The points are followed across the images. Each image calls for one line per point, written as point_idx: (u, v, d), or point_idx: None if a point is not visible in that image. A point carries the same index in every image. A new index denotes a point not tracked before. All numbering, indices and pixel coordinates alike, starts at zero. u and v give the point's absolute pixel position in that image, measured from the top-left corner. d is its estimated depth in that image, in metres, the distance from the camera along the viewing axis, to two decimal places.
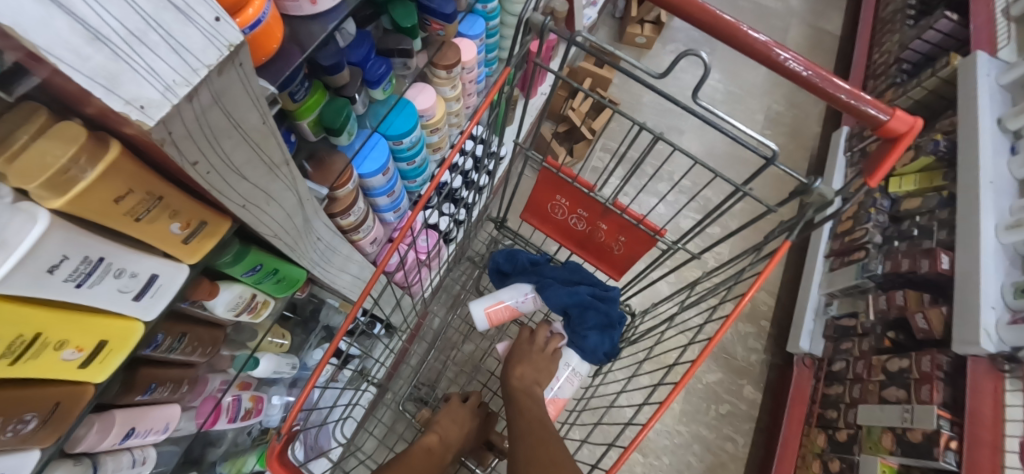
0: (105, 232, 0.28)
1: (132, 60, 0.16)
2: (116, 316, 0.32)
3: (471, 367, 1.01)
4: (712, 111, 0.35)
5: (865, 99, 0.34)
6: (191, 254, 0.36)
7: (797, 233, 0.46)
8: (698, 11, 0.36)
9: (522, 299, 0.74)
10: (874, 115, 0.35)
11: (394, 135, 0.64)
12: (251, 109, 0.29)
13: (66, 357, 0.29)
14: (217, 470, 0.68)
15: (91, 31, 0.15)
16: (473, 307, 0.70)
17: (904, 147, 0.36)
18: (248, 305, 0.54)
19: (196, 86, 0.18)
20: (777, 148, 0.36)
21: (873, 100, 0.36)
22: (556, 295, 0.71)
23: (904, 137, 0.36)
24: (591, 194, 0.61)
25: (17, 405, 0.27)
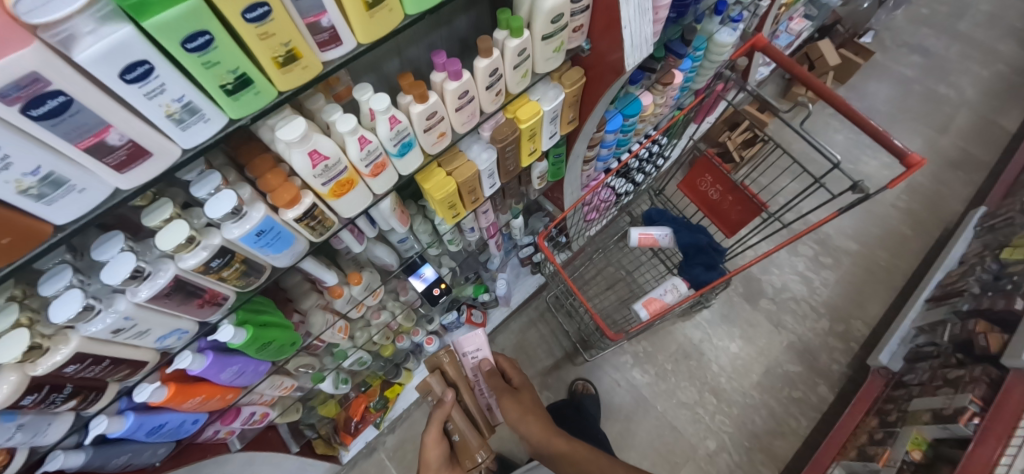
0: (565, 106, 0.78)
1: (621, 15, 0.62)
2: (542, 142, 0.81)
3: (605, 290, 1.44)
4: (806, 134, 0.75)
5: (896, 143, 0.71)
6: (566, 129, 0.85)
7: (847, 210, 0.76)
8: (819, 86, 0.76)
9: (665, 235, 1.05)
10: (900, 153, 0.71)
11: (628, 114, 1.09)
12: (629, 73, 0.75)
13: (530, 148, 0.79)
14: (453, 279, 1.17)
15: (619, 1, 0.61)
16: (631, 230, 1.05)
17: (911, 171, 0.69)
18: (542, 177, 1.00)
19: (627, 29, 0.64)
20: (838, 157, 0.75)
21: (902, 147, 0.71)
22: (683, 236, 1.03)
23: (914, 167, 0.70)
24: (728, 174, 0.93)
25: (514, 157, 0.78)
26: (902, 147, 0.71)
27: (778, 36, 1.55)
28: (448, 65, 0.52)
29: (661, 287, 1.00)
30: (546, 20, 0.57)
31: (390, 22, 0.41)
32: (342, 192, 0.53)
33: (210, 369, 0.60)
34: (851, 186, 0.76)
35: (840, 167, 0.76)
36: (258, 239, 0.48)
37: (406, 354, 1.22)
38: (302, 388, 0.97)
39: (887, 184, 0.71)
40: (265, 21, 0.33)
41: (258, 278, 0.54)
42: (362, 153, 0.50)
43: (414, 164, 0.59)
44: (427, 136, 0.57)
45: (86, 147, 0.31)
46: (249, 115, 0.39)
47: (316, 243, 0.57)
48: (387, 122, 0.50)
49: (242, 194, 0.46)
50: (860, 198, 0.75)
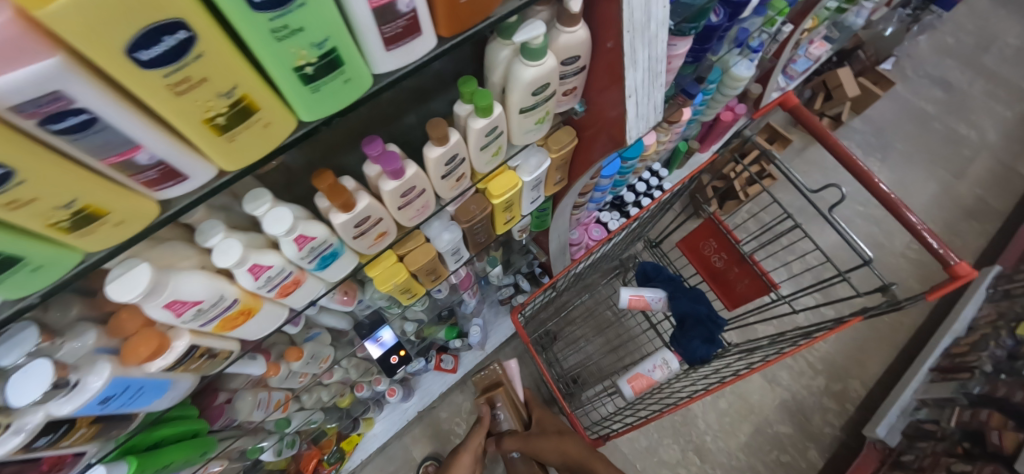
0: (551, 170, 0.65)
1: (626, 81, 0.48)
2: (519, 208, 0.67)
3: (597, 330, 1.31)
4: (836, 222, 0.61)
5: (944, 247, 0.58)
6: (551, 191, 0.72)
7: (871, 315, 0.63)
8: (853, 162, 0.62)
9: (657, 299, 0.94)
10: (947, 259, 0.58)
11: (627, 157, 0.96)
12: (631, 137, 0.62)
13: (507, 217, 0.66)
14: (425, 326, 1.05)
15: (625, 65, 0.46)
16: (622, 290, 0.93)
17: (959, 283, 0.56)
18: (524, 228, 0.87)
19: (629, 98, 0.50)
20: (871, 255, 0.60)
21: (950, 251, 0.58)
22: (680, 305, 0.92)
23: (963, 279, 0.57)
24: (736, 244, 0.82)
25: (484, 230, 0.64)
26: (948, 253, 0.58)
27: (795, 60, 1.41)
28: (385, 159, 0.38)
29: (651, 364, 0.89)
30: (525, 92, 0.43)
31: (270, 139, 0.27)
32: (236, 325, 0.40)
33: None
34: (879, 287, 0.63)
35: (870, 265, 0.62)
36: (106, 406, 0.35)
37: (367, 404, 1.11)
38: (238, 459, 0.84)
39: (927, 293, 0.58)
40: (7, 188, 0.19)
41: (126, 425, 0.41)
42: (259, 281, 0.37)
43: (344, 269, 0.46)
44: (359, 242, 0.43)
45: None
46: (38, 291, 0.25)
47: (207, 375, 0.44)
48: (289, 245, 0.37)
49: (81, 346, 0.33)
50: (889, 303, 0.62)
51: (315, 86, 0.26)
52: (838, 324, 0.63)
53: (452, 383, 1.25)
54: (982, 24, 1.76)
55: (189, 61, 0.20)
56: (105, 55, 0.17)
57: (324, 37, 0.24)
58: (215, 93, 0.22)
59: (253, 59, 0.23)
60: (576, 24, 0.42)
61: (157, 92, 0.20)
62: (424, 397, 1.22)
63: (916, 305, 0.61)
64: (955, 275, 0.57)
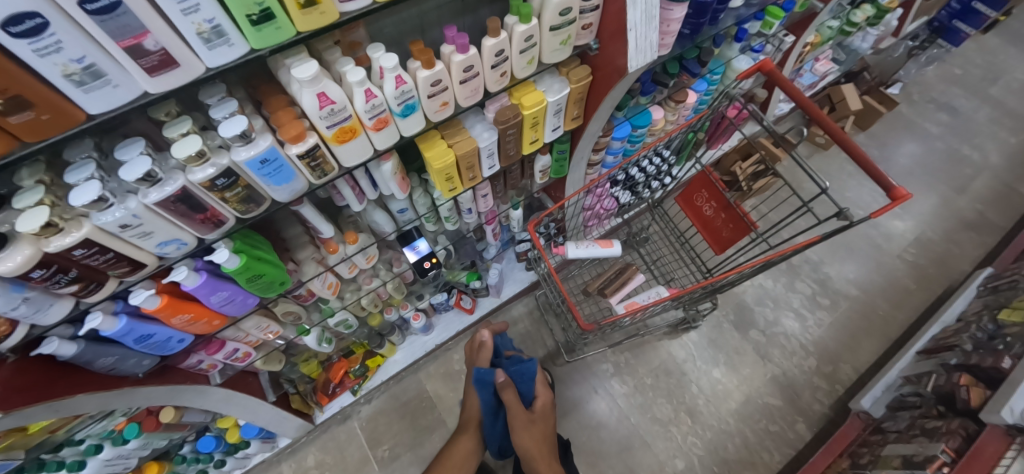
0: (572, 103, 0.82)
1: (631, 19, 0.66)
2: (543, 132, 0.84)
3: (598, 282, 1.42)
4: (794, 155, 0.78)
5: (886, 175, 0.72)
6: (570, 125, 0.89)
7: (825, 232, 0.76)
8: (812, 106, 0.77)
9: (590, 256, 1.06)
10: (888, 183, 0.72)
11: (637, 125, 1.10)
12: (636, 76, 0.79)
13: (533, 138, 0.84)
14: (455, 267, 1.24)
15: (631, 5, 0.64)
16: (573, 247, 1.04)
17: (894, 203, 0.71)
18: (544, 170, 1.02)
19: (632, 33, 0.68)
20: (824, 182, 0.76)
21: (890, 177, 0.72)
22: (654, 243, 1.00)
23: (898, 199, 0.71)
24: (724, 192, 0.95)
25: (514, 143, 0.81)
26: (889, 179, 0.72)
27: (802, 75, 1.59)
28: (457, 38, 0.57)
29: (646, 293, 1.02)
30: (554, 12, 0.61)
31: None
32: (347, 139, 0.57)
33: (202, 289, 0.65)
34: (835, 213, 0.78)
35: (827, 192, 0.78)
36: (262, 167, 0.53)
37: (393, 326, 1.27)
38: (286, 337, 1.01)
39: (870, 213, 0.73)
40: None
41: (258, 207, 0.59)
42: (366, 105, 0.55)
43: (415, 127, 0.63)
44: (429, 103, 0.61)
45: (125, 47, 0.37)
46: (269, 48, 0.44)
47: (315, 185, 0.62)
48: (390, 81, 0.55)
49: (255, 124, 0.51)
50: (843, 225, 0.77)
51: None
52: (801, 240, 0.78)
53: (470, 325, 1.40)
54: (991, 60, 1.89)
55: None
56: None
57: None
58: None
59: None
60: None
61: None
62: (443, 333, 1.37)
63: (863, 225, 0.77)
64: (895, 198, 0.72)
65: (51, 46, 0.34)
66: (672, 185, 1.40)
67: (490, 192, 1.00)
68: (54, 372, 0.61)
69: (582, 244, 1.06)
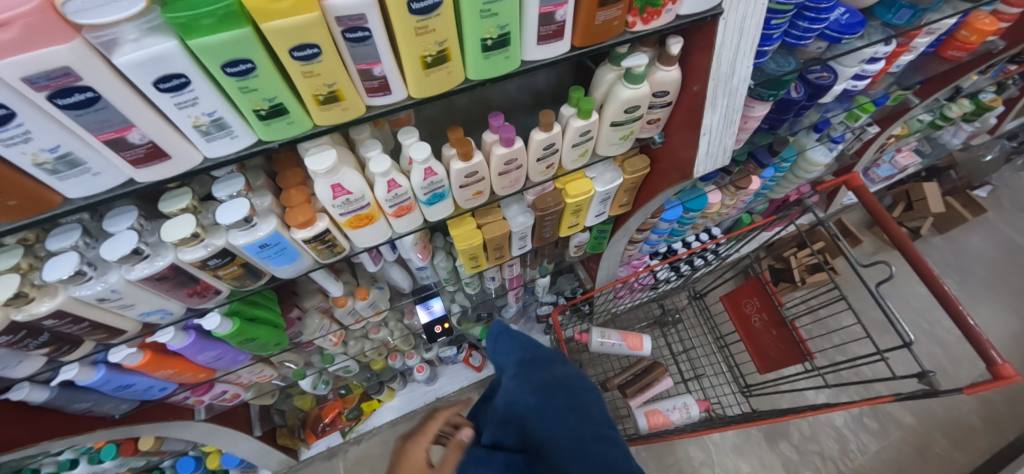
0: (621, 191, 0.73)
1: (705, 122, 0.57)
2: (583, 218, 0.75)
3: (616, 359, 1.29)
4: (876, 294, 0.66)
5: (991, 348, 0.60)
6: (616, 211, 0.80)
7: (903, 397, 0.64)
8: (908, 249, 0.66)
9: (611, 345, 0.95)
10: (994, 358, 0.60)
11: (690, 208, 0.99)
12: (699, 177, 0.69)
13: (571, 223, 0.75)
14: (468, 323, 1.14)
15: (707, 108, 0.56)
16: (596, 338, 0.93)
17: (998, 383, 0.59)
18: (579, 246, 0.92)
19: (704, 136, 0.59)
20: (910, 336, 0.64)
21: (996, 352, 0.60)
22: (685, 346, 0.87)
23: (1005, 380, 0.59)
24: (780, 307, 0.83)
25: (549, 227, 0.72)
26: (994, 352, 0.60)
27: (879, 164, 1.43)
28: (503, 130, 0.49)
29: (672, 406, 0.89)
30: (619, 108, 0.53)
31: (447, 84, 0.39)
32: (360, 225, 0.50)
33: (189, 348, 0.58)
34: (916, 372, 0.66)
35: (910, 348, 0.66)
36: (261, 250, 0.46)
37: (395, 373, 1.15)
38: (283, 377, 0.92)
39: (963, 387, 0.61)
40: (312, 61, 0.32)
41: (256, 281, 0.52)
42: (388, 194, 0.48)
43: (442, 214, 0.56)
44: (462, 191, 0.54)
45: (106, 140, 0.31)
46: (280, 141, 0.37)
47: (322, 264, 0.54)
48: (419, 173, 0.48)
49: (260, 204, 0.45)
50: (924, 391, 0.65)
51: (486, 54, 0.38)
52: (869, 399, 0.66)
53: (475, 382, 1.29)
54: None
55: (430, 17, 0.32)
56: None
57: (507, 23, 0.36)
58: (435, 40, 0.34)
59: (461, 26, 0.35)
60: (672, 65, 0.52)
61: (408, 28, 0.33)
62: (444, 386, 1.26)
63: (949, 395, 0.65)
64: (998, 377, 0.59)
65: (16, 137, 0.29)
66: (715, 269, 1.29)
67: (516, 262, 0.90)
68: (21, 417, 0.55)
69: (607, 334, 0.95)
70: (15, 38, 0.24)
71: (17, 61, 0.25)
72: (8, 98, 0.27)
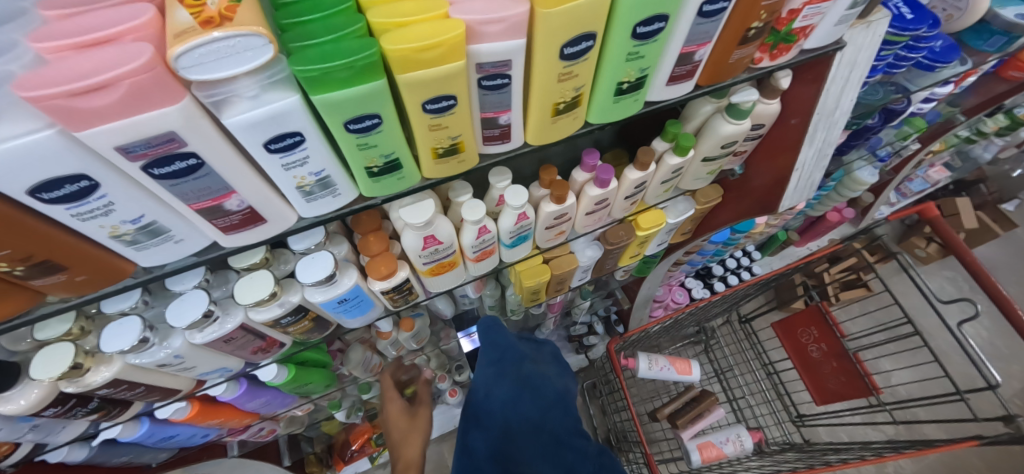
0: (688, 221, 0.69)
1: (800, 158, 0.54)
2: (646, 247, 0.71)
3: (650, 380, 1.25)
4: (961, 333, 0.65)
5: None
6: (676, 239, 0.76)
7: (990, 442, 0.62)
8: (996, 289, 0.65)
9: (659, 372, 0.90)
10: None
11: (738, 230, 0.95)
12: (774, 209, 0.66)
13: (633, 254, 0.71)
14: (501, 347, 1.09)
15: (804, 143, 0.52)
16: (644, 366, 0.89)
17: None
18: (628, 270, 0.88)
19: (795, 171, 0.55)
20: (1000, 380, 0.61)
21: None
22: None
23: None
24: (842, 338, 0.80)
25: (613, 258, 0.68)
26: None
27: (912, 179, 1.41)
28: (599, 170, 0.45)
29: (725, 438, 0.85)
30: (716, 143, 0.49)
31: (569, 130, 0.34)
32: (439, 273, 0.46)
33: (239, 397, 0.53)
34: (1003, 416, 0.63)
35: (997, 390, 0.63)
36: (338, 306, 0.41)
37: (426, 397, 1.10)
38: (317, 409, 0.87)
39: None
40: (443, 113, 0.27)
41: (322, 333, 0.47)
42: (475, 241, 0.43)
43: (519, 255, 0.51)
44: (544, 233, 0.49)
45: (199, 208, 0.26)
46: (383, 197, 0.33)
47: (391, 311, 0.49)
48: (511, 218, 0.43)
49: (339, 254, 0.40)
50: (1011, 436, 0.62)
51: (618, 97, 0.33)
52: (953, 443, 0.63)
53: None
54: None
55: (577, 62, 0.28)
56: (551, 40, 0.26)
57: (648, 65, 0.32)
58: (573, 86, 0.30)
59: (600, 69, 0.31)
60: (775, 98, 0.48)
61: (551, 74, 0.28)
62: None
63: None
64: None
65: (97, 210, 0.24)
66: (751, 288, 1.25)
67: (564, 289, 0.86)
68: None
69: (655, 362, 0.91)
70: (116, 102, 0.19)
71: (115, 128, 0.20)
72: (94, 168, 0.22)
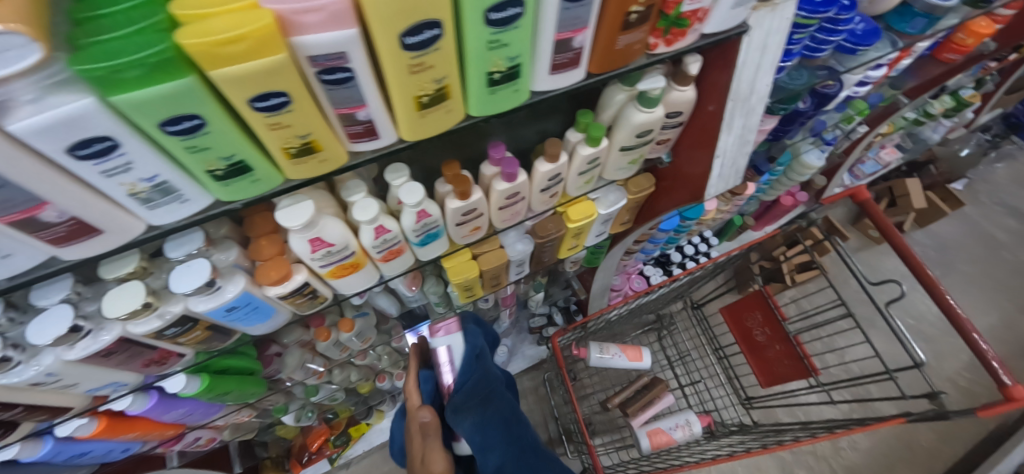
0: (626, 210, 0.69)
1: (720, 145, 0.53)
2: (586, 237, 0.70)
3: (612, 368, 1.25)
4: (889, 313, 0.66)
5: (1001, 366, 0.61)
6: (616, 229, 0.76)
7: (915, 418, 0.64)
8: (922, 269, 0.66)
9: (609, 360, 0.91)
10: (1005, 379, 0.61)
11: (688, 216, 0.96)
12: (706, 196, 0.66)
13: (572, 246, 0.70)
14: None
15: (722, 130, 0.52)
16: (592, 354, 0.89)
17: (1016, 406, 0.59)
18: (577, 261, 0.88)
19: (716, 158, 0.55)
20: (924, 358, 0.63)
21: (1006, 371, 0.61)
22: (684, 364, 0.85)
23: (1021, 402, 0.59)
24: (783, 322, 0.81)
25: (550, 250, 0.67)
26: (1007, 374, 0.61)
27: (864, 162, 1.44)
28: (505, 163, 0.43)
29: (675, 424, 0.86)
30: (630, 133, 0.48)
31: (445, 124, 0.33)
32: (343, 275, 0.44)
33: (151, 411, 0.51)
34: (928, 393, 0.65)
35: (922, 368, 0.65)
36: (228, 313, 0.39)
37: (383, 396, 1.09)
38: (263, 413, 0.85)
39: (976, 410, 0.62)
40: (280, 112, 0.25)
41: (224, 342, 0.45)
42: (376, 241, 0.42)
43: (435, 252, 0.50)
44: (457, 229, 0.48)
45: (11, 221, 0.24)
46: (243, 200, 0.31)
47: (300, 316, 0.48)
48: (411, 216, 0.41)
49: (226, 260, 0.38)
50: (935, 412, 0.64)
51: (493, 89, 0.32)
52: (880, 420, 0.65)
53: None
54: None
55: (428, 52, 0.26)
56: (386, 29, 0.24)
57: (518, 53, 0.30)
58: (432, 78, 0.28)
59: (465, 57, 0.29)
60: (688, 84, 0.48)
61: (400, 65, 0.26)
62: None
63: (960, 417, 0.64)
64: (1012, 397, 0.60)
65: None
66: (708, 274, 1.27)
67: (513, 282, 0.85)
68: None
69: (607, 349, 0.92)
70: None
71: None
72: None
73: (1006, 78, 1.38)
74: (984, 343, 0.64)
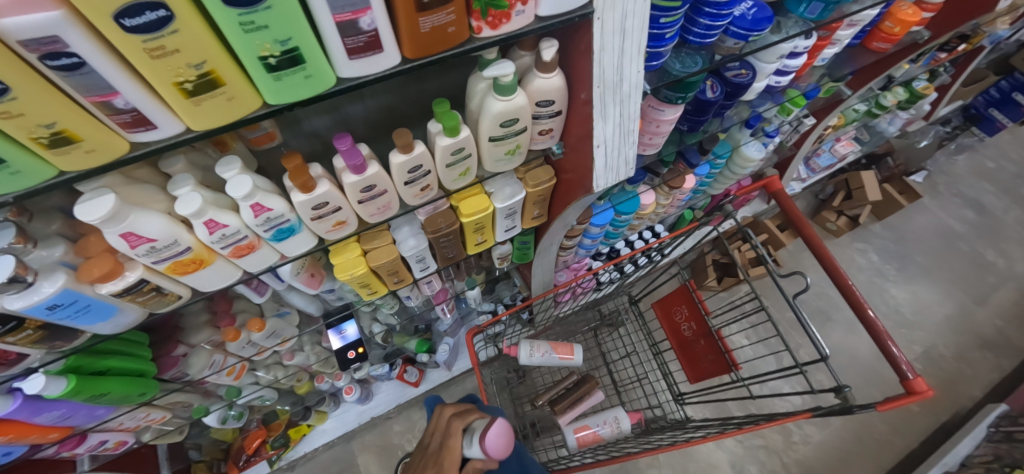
0: (532, 204, 0.68)
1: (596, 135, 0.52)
2: (493, 232, 0.69)
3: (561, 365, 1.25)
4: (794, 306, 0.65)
5: (902, 358, 0.60)
6: (530, 223, 0.75)
7: (820, 412, 0.63)
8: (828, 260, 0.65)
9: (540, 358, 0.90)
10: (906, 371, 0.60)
11: (622, 211, 0.95)
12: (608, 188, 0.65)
13: (478, 240, 0.69)
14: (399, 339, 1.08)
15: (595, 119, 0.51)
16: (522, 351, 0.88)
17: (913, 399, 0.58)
18: (504, 256, 0.87)
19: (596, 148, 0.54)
20: (826, 351, 0.63)
21: (908, 363, 0.60)
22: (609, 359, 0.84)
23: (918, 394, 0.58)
24: (706, 316, 0.80)
25: (453, 245, 0.66)
26: (907, 366, 0.60)
27: (820, 154, 1.43)
28: (349, 155, 0.42)
29: (603, 421, 0.86)
30: (493, 123, 0.47)
31: (229, 110, 0.32)
32: (188, 271, 0.43)
33: (17, 414, 0.50)
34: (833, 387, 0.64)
35: (827, 361, 0.64)
36: (52, 311, 0.38)
37: (322, 396, 1.08)
38: (183, 415, 0.84)
39: (876, 403, 0.61)
40: (1, 99, 0.24)
41: (71, 342, 0.45)
42: (213, 236, 0.41)
43: (299, 247, 0.49)
44: (315, 223, 0.47)
45: None
46: (15, 193, 0.30)
47: (154, 313, 0.47)
48: (247, 209, 0.41)
49: (46, 257, 0.37)
50: (840, 406, 0.63)
51: (276, 75, 0.31)
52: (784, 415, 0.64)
53: (412, 397, 1.20)
54: None
55: (164, 34, 0.25)
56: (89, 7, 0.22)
57: (288, 37, 0.29)
58: (186, 62, 0.27)
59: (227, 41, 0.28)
60: (552, 71, 0.47)
61: (134, 50, 0.25)
62: (382, 403, 1.18)
63: (864, 411, 0.63)
64: (910, 391, 0.59)
65: None
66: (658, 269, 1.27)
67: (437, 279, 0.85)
68: None
69: (538, 348, 0.90)
70: None
71: None
72: None
73: (961, 69, 1.35)
74: (889, 335, 0.63)
